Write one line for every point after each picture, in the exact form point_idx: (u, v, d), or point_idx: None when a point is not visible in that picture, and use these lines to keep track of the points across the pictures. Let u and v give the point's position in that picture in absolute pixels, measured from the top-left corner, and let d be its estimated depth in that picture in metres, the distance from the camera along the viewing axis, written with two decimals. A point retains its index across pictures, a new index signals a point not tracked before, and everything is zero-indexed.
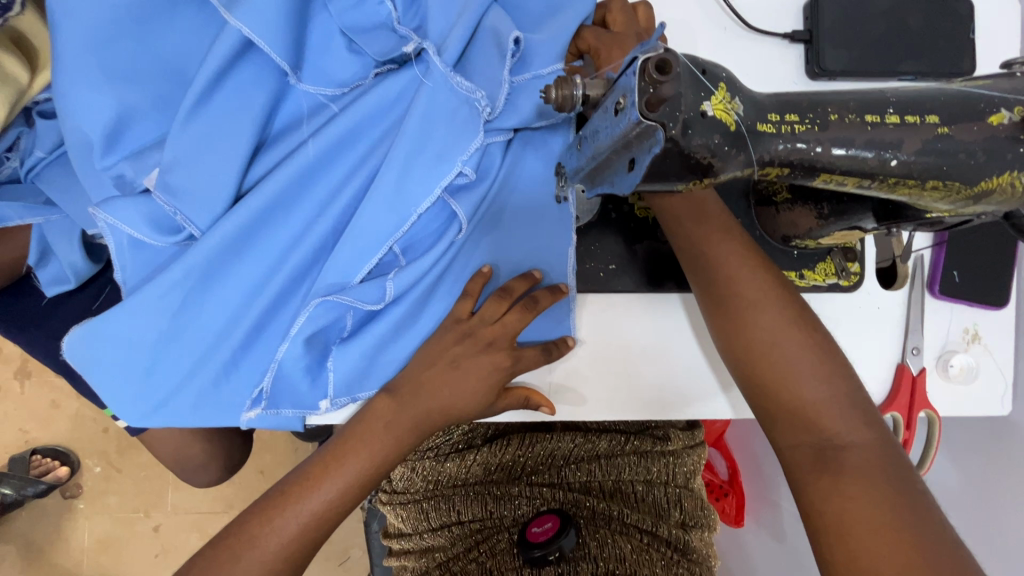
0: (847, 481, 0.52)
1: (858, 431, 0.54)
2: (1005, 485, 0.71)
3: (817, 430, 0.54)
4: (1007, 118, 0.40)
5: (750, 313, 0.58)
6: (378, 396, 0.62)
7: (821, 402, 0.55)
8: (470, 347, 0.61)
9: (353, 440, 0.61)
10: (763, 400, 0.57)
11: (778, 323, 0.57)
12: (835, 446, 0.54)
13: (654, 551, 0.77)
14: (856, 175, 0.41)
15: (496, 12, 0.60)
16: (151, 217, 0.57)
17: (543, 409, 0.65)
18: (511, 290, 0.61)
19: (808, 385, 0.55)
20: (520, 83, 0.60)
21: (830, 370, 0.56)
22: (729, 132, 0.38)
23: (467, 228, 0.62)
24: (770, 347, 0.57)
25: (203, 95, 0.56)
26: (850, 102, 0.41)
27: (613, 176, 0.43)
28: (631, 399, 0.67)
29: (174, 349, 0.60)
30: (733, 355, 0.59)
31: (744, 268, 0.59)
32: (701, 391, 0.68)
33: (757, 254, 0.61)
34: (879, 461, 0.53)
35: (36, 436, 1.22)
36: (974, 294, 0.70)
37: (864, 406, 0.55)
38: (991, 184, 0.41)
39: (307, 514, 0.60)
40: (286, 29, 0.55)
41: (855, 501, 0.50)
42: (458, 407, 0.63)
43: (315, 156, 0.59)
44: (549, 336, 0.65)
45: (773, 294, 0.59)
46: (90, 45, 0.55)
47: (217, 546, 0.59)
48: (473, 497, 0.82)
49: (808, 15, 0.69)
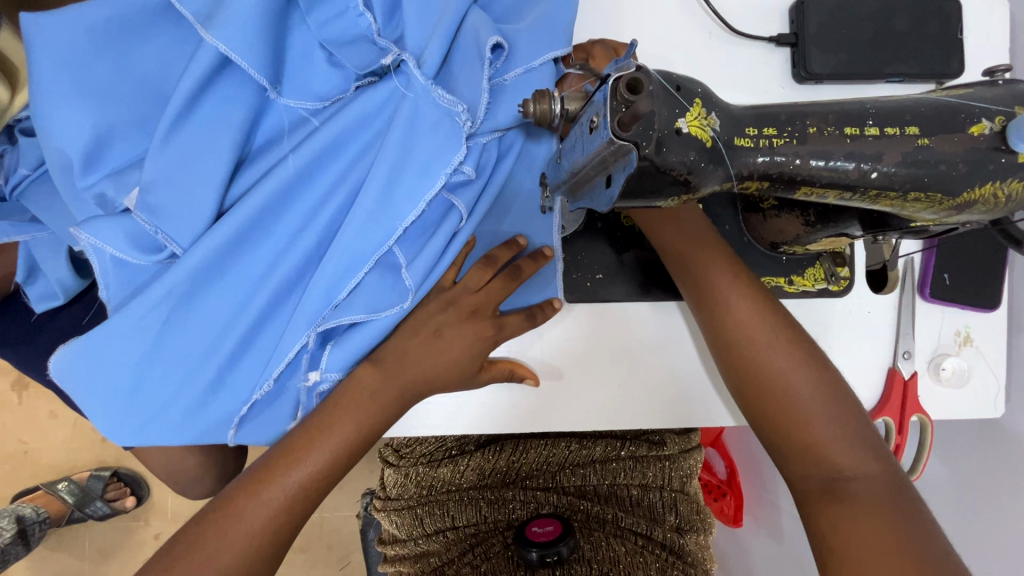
0: (860, 511, 0.50)
1: (869, 464, 0.53)
2: (1001, 484, 0.70)
3: (828, 466, 0.54)
4: (988, 129, 0.39)
5: (762, 357, 0.57)
6: (362, 366, 0.60)
7: (833, 441, 0.54)
8: (454, 316, 0.61)
9: (342, 409, 0.59)
10: (775, 436, 0.56)
11: (790, 366, 0.56)
12: (843, 476, 0.53)
13: (648, 553, 0.78)
14: (837, 187, 0.41)
15: (476, 20, 0.59)
16: (131, 236, 0.57)
17: (529, 379, 0.65)
18: (494, 259, 0.62)
19: (819, 423, 0.55)
20: (513, 80, 0.60)
21: (841, 409, 0.55)
22: (705, 148, 0.38)
23: (463, 231, 0.61)
24: (781, 390, 0.56)
25: (182, 112, 0.56)
26: (829, 114, 0.40)
27: (592, 192, 0.43)
28: (620, 406, 0.67)
29: (158, 368, 0.60)
30: (742, 394, 0.58)
31: (751, 311, 0.58)
32: (692, 398, 0.68)
33: (765, 296, 0.60)
34: (890, 494, 0.52)
35: (35, 447, 1.23)
36: (965, 297, 0.69)
37: (873, 441, 0.55)
38: (973, 195, 0.41)
39: (294, 486, 0.57)
40: (265, 46, 0.55)
41: (869, 531, 0.49)
42: (440, 380, 0.61)
43: (297, 171, 0.58)
44: (529, 300, 0.65)
45: (777, 331, 0.58)
46: (66, 64, 0.55)
47: (201, 523, 0.55)
48: (468, 503, 0.82)
49: (794, 18, 0.68)
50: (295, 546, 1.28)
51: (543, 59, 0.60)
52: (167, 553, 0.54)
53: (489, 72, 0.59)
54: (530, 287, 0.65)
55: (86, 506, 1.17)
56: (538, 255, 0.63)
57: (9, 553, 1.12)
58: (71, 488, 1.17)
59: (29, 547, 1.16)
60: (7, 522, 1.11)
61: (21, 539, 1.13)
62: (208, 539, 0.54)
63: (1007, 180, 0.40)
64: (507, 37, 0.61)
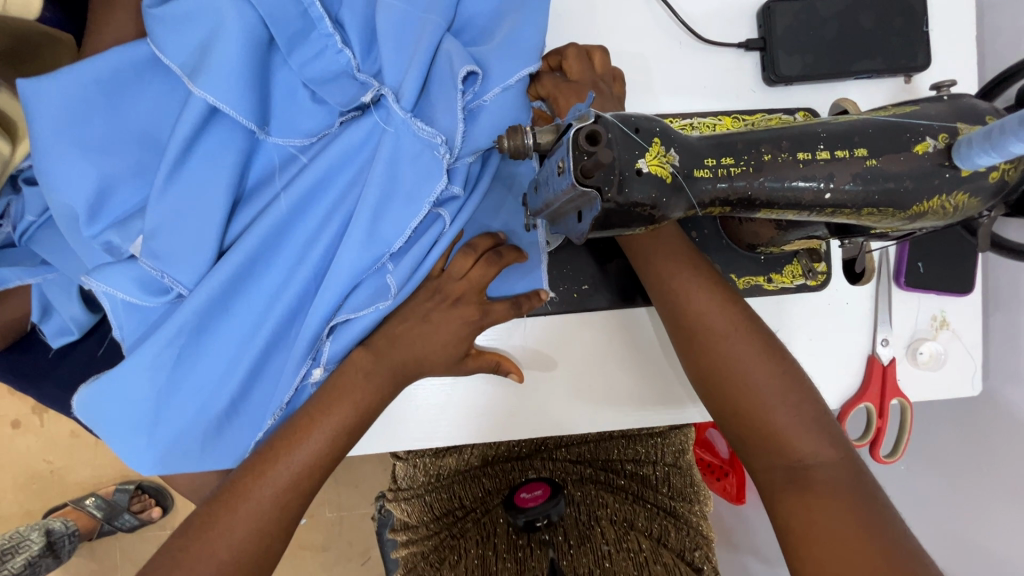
0: (819, 500, 0.53)
1: (827, 451, 0.56)
2: (986, 448, 0.74)
3: (791, 456, 0.56)
4: (932, 147, 0.42)
5: (726, 353, 0.59)
6: (355, 351, 0.62)
7: (795, 431, 0.57)
8: (441, 302, 0.64)
9: (337, 392, 0.60)
10: (739, 427, 0.59)
11: (749, 357, 0.59)
12: (804, 465, 0.56)
13: (637, 505, 0.84)
14: (794, 207, 0.44)
15: (450, 46, 0.61)
16: (139, 280, 0.61)
17: (513, 374, 0.68)
18: (474, 246, 0.64)
19: (780, 415, 0.57)
20: (492, 100, 0.61)
21: (798, 397, 0.58)
22: (666, 184, 0.41)
23: (445, 236, 0.63)
24: (743, 381, 0.58)
25: (178, 161, 0.59)
26: (783, 140, 0.43)
27: (568, 223, 0.46)
28: (604, 378, 0.71)
29: (173, 400, 0.63)
30: (707, 386, 0.60)
31: (713, 306, 0.60)
32: (666, 368, 0.72)
33: (724, 287, 0.63)
34: (845, 478, 0.55)
35: (60, 465, 1.28)
36: (940, 283, 0.72)
37: (831, 428, 0.57)
38: (924, 207, 0.43)
39: (299, 464, 0.59)
40: (249, 92, 0.57)
41: (830, 521, 0.52)
42: (430, 361, 0.64)
43: (289, 209, 0.61)
44: (517, 291, 0.67)
45: (739, 326, 0.60)
46: (62, 122, 0.58)
47: (212, 504, 0.57)
48: (472, 480, 0.88)
49: (762, 23, 0.70)
50: (317, 545, 1.34)
51: (519, 77, 0.62)
52: (184, 533, 0.56)
53: (466, 98, 0.61)
54: (512, 273, 0.67)
55: (115, 519, 1.23)
56: (519, 247, 0.66)
57: (40, 566, 1.17)
58: (94, 505, 1.22)
59: (59, 560, 1.20)
60: (35, 535, 1.16)
61: (50, 551, 1.17)
62: (221, 517, 0.56)
63: (953, 193, 0.43)
64: (482, 61, 0.62)
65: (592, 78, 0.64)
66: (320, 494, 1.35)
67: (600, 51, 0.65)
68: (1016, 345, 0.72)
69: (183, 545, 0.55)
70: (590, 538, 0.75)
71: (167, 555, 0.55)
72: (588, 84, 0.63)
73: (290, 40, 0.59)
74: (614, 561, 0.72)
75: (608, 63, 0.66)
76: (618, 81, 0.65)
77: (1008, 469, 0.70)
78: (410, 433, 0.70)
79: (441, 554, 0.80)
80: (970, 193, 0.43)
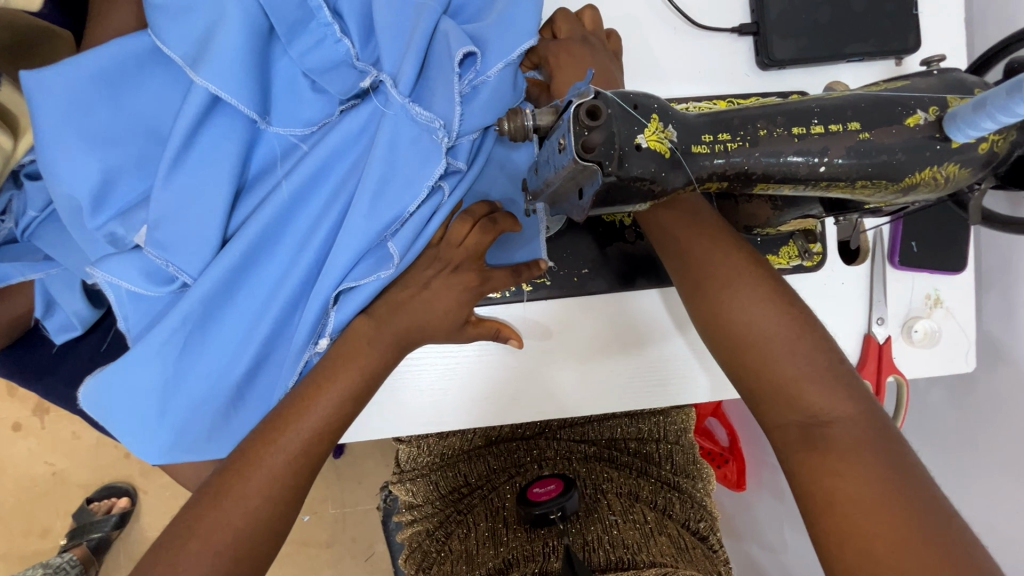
0: (838, 462, 0.46)
1: (845, 404, 0.48)
2: (986, 420, 0.75)
3: (806, 412, 0.48)
4: (923, 119, 0.43)
5: (728, 296, 0.52)
6: (359, 319, 0.63)
7: (809, 383, 0.49)
8: (433, 269, 0.63)
9: (343, 363, 0.61)
10: (746, 381, 0.51)
11: (754, 300, 0.51)
12: (820, 422, 0.48)
13: (641, 480, 0.86)
14: (790, 180, 0.45)
15: (447, 27, 0.61)
16: (145, 270, 0.61)
17: (513, 340, 0.68)
18: (470, 213, 0.64)
19: (790, 363, 0.49)
20: (496, 75, 0.62)
21: (812, 343, 0.50)
22: (665, 159, 0.41)
23: (444, 207, 0.63)
24: (749, 327, 0.51)
25: (180, 151, 0.59)
26: (778, 116, 0.44)
27: (569, 202, 0.47)
28: (603, 348, 0.72)
29: (180, 389, 0.64)
30: (709, 339, 0.54)
31: (713, 248, 0.54)
32: (661, 333, 0.72)
33: (725, 231, 0.56)
34: (869, 437, 0.47)
35: (62, 467, 1.28)
36: (933, 262, 0.73)
37: (847, 379, 0.49)
38: (916, 178, 0.44)
39: (309, 430, 0.59)
40: (250, 81, 0.58)
41: (852, 484, 0.45)
42: (432, 328, 0.64)
43: (290, 196, 0.62)
44: (516, 259, 0.69)
45: (744, 268, 0.53)
46: (64, 114, 0.58)
47: (225, 475, 0.57)
48: (476, 459, 0.89)
49: (754, 8, 0.71)
50: (321, 541, 1.35)
51: (519, 52, 0.62)
52: (198, 502, 0.56)
53: (467, 82, 0.61)
54: (509, 242, 0.69)
55: (110, 529, 1.23)
56: (514, 215, 0.66)
57: None
58: (102, 523, 1.23)
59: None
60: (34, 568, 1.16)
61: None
62: (234, 486, 0.56)
63: (944, 164, 0.44)
64: (480, 39, 0.62)
65: (581, 34, 0.65)
66: (324, 491, 1.36)
67: (589, 9, 0.67)
68: (1009, 320, 0.73)
69: (198, 515, 0.55)
70: (597, 510, 0.77)
71: (185, 515, 0.56)
72: (577, 39, 0.64)
73: (290, 29, 0.59)
74: (621, 531, 0.73)
75: (598, 20, 0.67)
76: (612, 37, 0.67)
77: (1007, 440, 0.72)
78: (416, 419, 0.71)
79: (448, 530, 0.82)
80: (961, 164, 0.44)
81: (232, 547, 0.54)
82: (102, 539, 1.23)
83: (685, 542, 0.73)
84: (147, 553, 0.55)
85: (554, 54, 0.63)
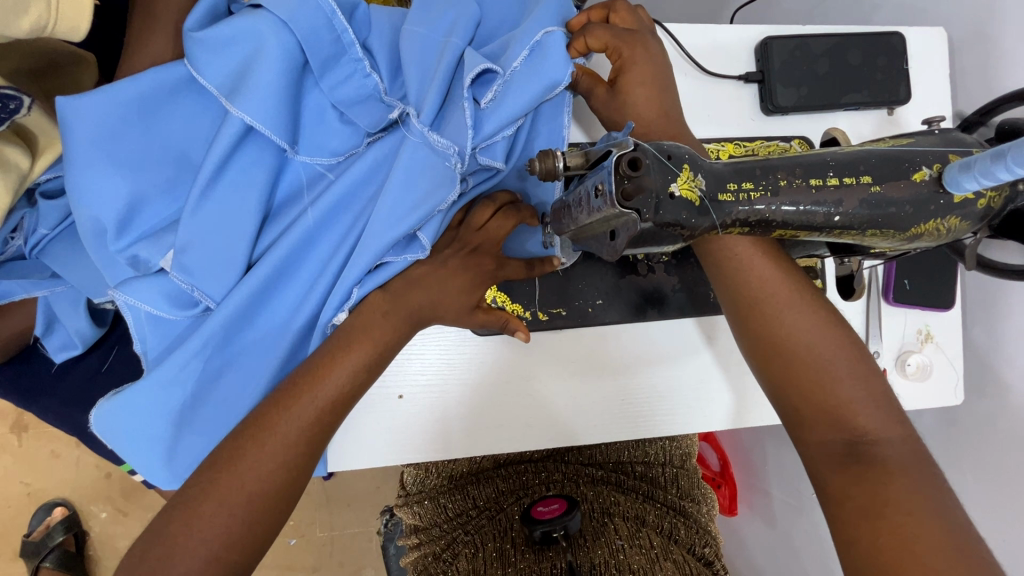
0: (884, 477, 0.48)
1: (892, 428, 0.51)
2: (975, 434, 0.79)
3: (854, 429, 0.51)
4: (927, 175, 0.47)
5: (786, 322, 0.55)
6: (372, 295, 0.63)
7: (860, 404, 0.52)
8: (459, 251, 0.66)
9: (356, 343, 0.60)
10: (798, 401, 0.54)
11: (809, 327, 0.55)
12: (867, 440, 0.51)
13: (649, 504, 0.87)
14: (807, 228, 0.48)
15: (469, 57, 0.61)
16: (169, 295, 0.62)
17: (519, 334, 0.69)
18: (493, 199, 0.67)
19: (843, 385, 0.53)
20: (520, 66, 0.61)
21: (864, 370, 0.54)
22: (694, 207, 0.44)
23: (463, 198, 0.66)
24: (805, 349, 0.54)
25: (211, 179, 0.60)
26: (796, 167, 0.47)
27: (597, 240, 0.50)
28: (621, 366, 0.74)
29: (196, 412, 0.63)
30: (762, 359, 0.56)
31: (774, 275, 0.57)
32: (682, 350, 0.75)
33: (785, 261, 0.59)
34: (913, 458, 0.50)
35: (38, 487, 1.24)
36: (926, 299, 0.77)
37: (895, 405, 0.53)
38: (921, 229, 0.48)
39: (324, 400, 0.58)
40: (283, 112, 0.59)
41: (897, 496, 0.47)
42: (443, 309, 0.65)
43: (315, 222, 0.63)
44: (530, 251, 0.72)
45: (802, 296, 0.57)
46: (97, 141, 0.59)
47: (239, 437, 0.56)
48: (486, 483, 0.90)
49: (760, 57, 0.75)
50: (307, 565, 1.31)
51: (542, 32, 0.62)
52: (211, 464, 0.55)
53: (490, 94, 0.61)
54: (525, 234, 0.72)
55: (59, 539, 1.18)
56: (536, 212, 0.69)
57: None
58: (48, 539, 1.17)
59: None
60: None
61: None
62: (247, 452, 0.55)
63: (947, 217, 0.47)
64: (506, 44, 0.64)
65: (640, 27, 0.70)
66: (311, 513, 1.33)
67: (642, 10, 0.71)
68: (997, 346, 0.77)
69: (211, 478, 0.54)
70: (606, 533, 0.77)
71: (193, 486, 0.54)
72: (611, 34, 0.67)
73: (323, 64, 0.61)
74: (628, 555, 0.74)
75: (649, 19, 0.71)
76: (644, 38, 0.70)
77: (998, 450, 0.75)
78: (428, 443, 0.72)
79: (454, 550, 0.80)
80: (962, 217, 0.48)
81: (247, 511, 0.54)
82: (62, 547, 1.18)
83: (689, 567, 0.74)
84: (159, 515, 0.55)
85: (630, 48, 0.67)
